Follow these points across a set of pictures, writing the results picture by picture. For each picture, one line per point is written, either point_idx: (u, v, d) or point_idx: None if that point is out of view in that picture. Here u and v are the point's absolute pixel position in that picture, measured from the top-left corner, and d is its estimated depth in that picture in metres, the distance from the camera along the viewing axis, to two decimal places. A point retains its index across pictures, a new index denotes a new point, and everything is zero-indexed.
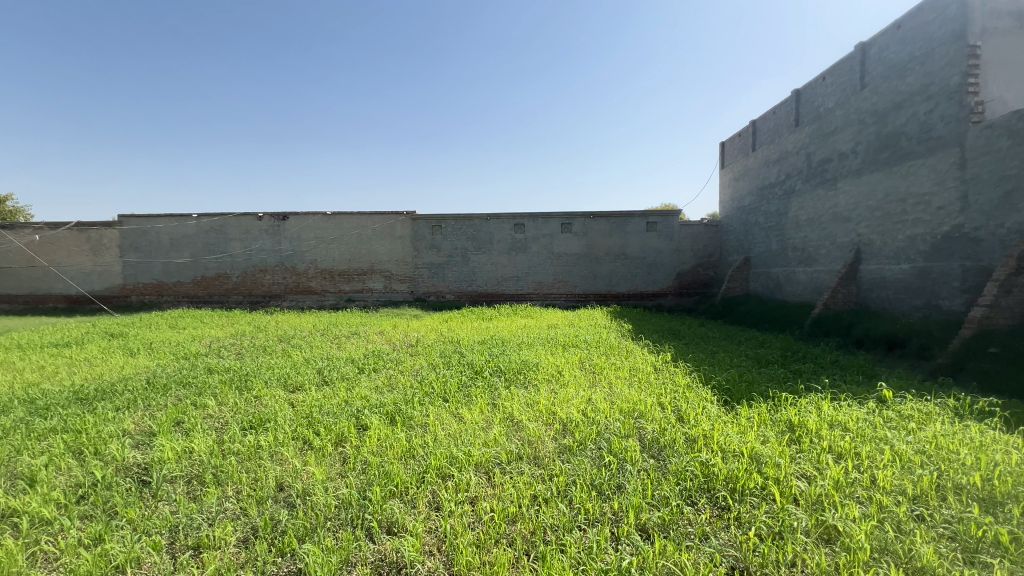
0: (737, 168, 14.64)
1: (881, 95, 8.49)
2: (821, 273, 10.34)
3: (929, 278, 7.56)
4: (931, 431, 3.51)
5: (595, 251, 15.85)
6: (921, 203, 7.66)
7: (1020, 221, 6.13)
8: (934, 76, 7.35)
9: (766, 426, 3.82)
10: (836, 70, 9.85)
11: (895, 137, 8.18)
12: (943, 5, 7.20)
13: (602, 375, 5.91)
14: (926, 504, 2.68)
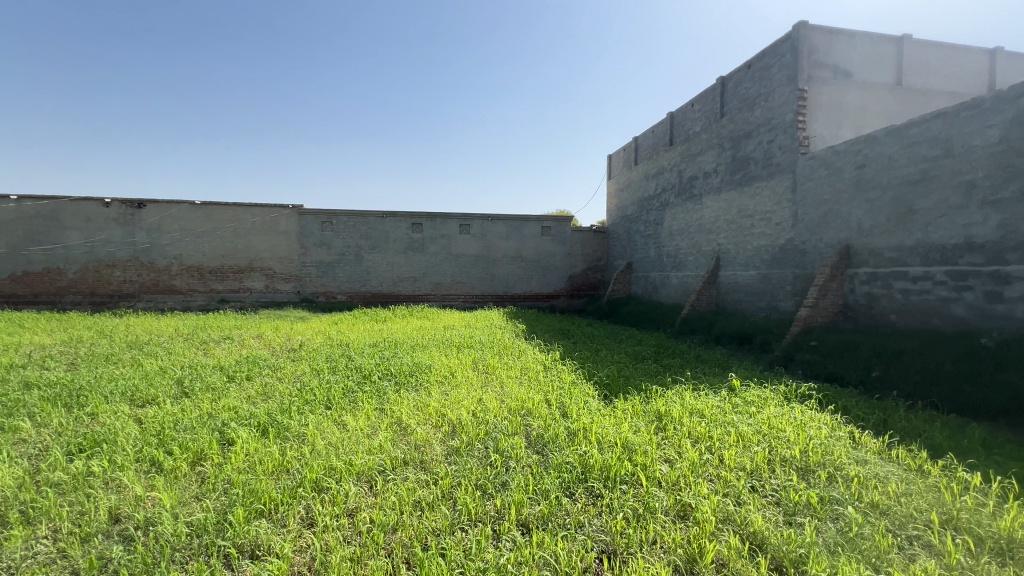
0: (622, 180, 15.86)
1: (736, 123, 9.80)
2: (689, 278, 11.61)
3: (770, 283, 8.88)
4: (767, 413, 4.12)
5: (492, 253, 16.08)
6: (765, 219, 8.99)
7: (834, 236, 7.48)
8: (774, 112, 8.67)
9: (638, 417, 4.18)
10: (702, 98, 11.15)
11: (745, 161, 9.49)
12: (781, 52, 8.52)
13: (494, 375, 5.99)
14: (760, 476, 3.13)
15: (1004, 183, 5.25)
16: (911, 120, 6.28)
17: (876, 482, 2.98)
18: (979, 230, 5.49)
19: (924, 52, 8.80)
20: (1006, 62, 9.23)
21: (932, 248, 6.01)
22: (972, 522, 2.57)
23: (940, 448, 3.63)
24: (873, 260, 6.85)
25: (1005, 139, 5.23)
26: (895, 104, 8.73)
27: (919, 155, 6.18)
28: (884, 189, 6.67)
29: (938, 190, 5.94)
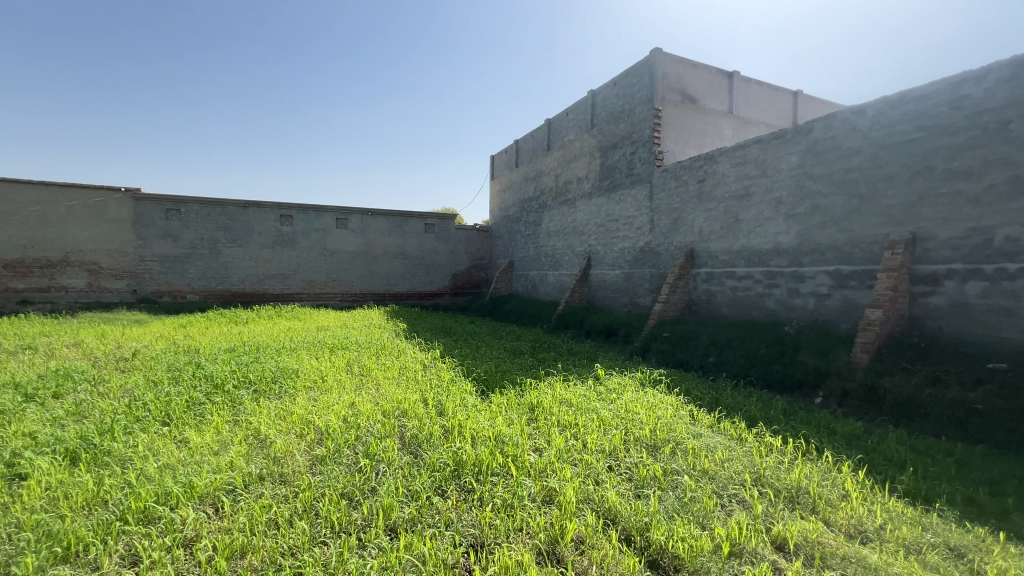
0: (504, 180, 16.28)
1: (604, 135, 10.67)
2: (564, 276, 12.35)
3: (632, 281, 9.85)
4: (625, 399, 4.55)
5: (372, 249, 15.36)
6: (628, 223, 9.94)
7: (682, 240, 8.56)
8: (636, 127, 9.62)
9: (512, 409, 4.33)
10: (576, 109, 11.93)
11: (612, 170, 10.39)
12: (641, 74, 9.49)
13: (369, 377, 5.72)
14: (617, 456, 3.45)
15: (801, 201, 6.50)
16: (738, 144, 7.43)
17: (707, 452, 3.47)
18: (784, 238, 6.71)
19: (749, 87, 10.47)
20: (805, 103, 11.40)
21: (752, 253, 7.20)
22: (772, 476, 3.14)
23: (754, 418, 4.37)
24: (710, 262, 7.98)
25: (802, 165, 6.47)
26: (729, 129, 10.25)
27: (743, 174, 7.34)
28: (718, 201, 7.80)
29: (757, 204, 7.13)
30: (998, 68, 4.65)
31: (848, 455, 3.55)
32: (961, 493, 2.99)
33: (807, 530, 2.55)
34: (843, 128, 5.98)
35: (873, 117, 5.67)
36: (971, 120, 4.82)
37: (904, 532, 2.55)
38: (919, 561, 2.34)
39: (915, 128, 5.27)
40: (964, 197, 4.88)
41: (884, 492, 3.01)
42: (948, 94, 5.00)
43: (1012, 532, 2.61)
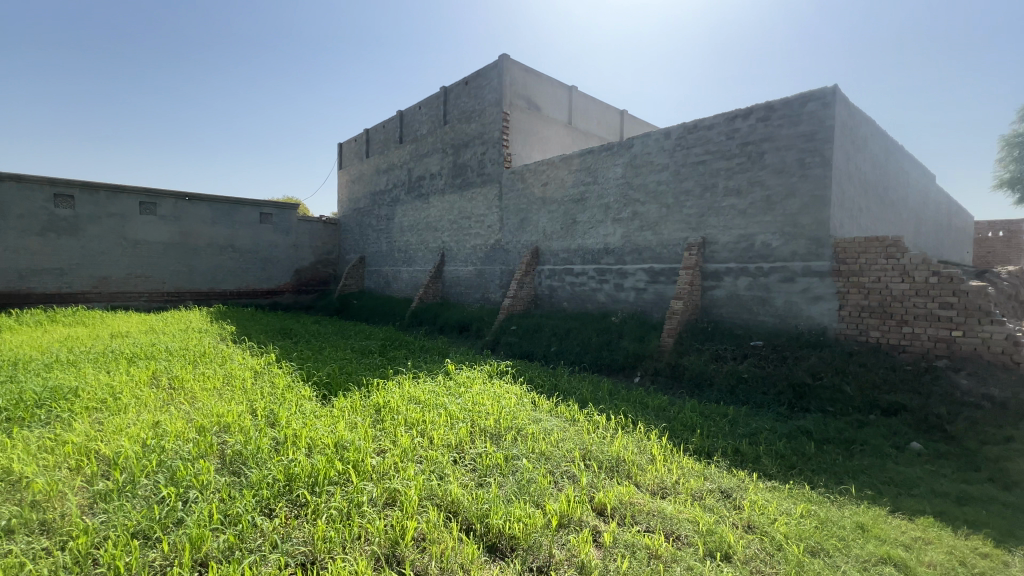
0: (353, 171, 15.35)
1: (456, 132, 10.77)
2: (418, 273, 12.17)
3: (483, 278, 10.15)
4: (473, 391, 4.67)
5: (191, 240, 13.10)
6: (479, 221, 10.21)
7: (528, 239, 9.10)
8: (486, 128, 9.91)
9: (356, 413, 4.10)
10: (428, 103, 11.81)
11: (464, 168, 10.55)
12: (491, 77, 9.80)
13: (182, 390, 4.86)
14: (462, 449, 3.51)
15: (624, 207, 7.43)
16: (574, 153, 8.16)
17: (545, 435, 3.76)
18: (612, 239, 7.61)
19: (585, 103, 11.60)
20: (629, 121, 13.08)
21: (587, 251, 8.01)
22: (597, 450, 3.54)
23: (585, 400, 4.88)
24: (553, 260, 8.65)
25: (625, 175, 7.40)
26: (569, 139, 11.22)
27: (579, 180, 8.11)
28: (559, 204, 8.48)
29: (590, 208, 7.94)
30: (756, 109, 5.93)
31: (656, 425, 4.19)
32: (731, 445, 3.76)
33: (622, 494, 2.93)
34: (655, 146, 7.00)
35: (676, 139, 6.74)
36: (741, 148, 6.07)
37: (692, 483, 3.11)
38: (700, 505, 2.87)
39: (705, 151, 6.44)
40: (736, 209, 6.13)
41: (680, 452, 3.63)
42: (726, 127, 6.21)
43: (762, 471, 3.37)
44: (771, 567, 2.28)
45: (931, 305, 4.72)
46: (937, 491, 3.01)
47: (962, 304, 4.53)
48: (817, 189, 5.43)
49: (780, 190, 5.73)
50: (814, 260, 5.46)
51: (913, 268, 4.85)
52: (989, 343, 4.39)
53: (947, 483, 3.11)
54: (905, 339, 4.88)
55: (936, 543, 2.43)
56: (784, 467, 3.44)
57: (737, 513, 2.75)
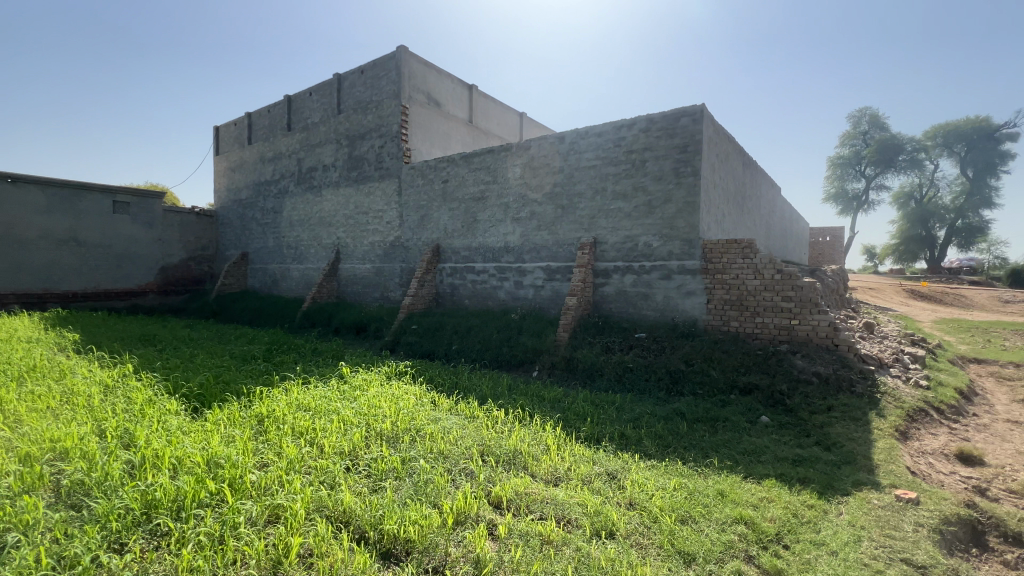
0: (232, 158, 13.83)
1: (351, 122, 10.23)
2: (310, 271, 11.36)
3: (382, 276, 9.78)
4: (368, 394, 4.48)
5: (16, 231, 10.79)
6: (377, 217, 9.82)
7: (429, 236, 8.96)
8: (383, 120, 9.56)
9: (233, 425, 3.71)
10: (320, 89, 11.05)
11: (360, 161, 10.07)
12: (388, 68, 9.46)
13: (1, 412, 4.01)
14: (356, 455, 3.36)
15: (523, 207, 7.65)
16: (474, 151, 8.20)
17: (443, 434, 3.74)
18: (511, 238, 7.79)
19: (486, 102, 11.71)
20: (528, 124, 13.46)
21: (487, 250, 8.10)
22: (495, 445, 3.60)
23: (485, 397, 4.94)
24: (454, 258, 8.61)
25: (523, 176, 7.62)
26: (470, 137, 11.25)
27: (479, 178, 8.16)
28: (459, 202, 8.45)
29: (490, 207, 8.05)
30: (639, 121, 6.45)
31: (551, 416, 4.38)
32: (618, 430, 4.06)
33: (518, 486, 3.02)
34: (551, 150, 7.29)
35: (570, 143, 7.09)
36: (626, 156, 6.57)
37: (582, 469, 3.30)
38: (589, 488, 3.07)
39: (595, 157, 6.86)
40: (623, 212, 6.62)
41: (573, 441, 3.84)
42: (613, 135, 6.68)
43: (643, 452, 3.70)
44: (648, 539, 2.50)
45: (777, 298, 5.56)
46: (778, 456, 3.54)
47: (798, 298, 5.41)
48: (689, 196, 6.07)
49: (660, 196, 6.31)
50: (687, 259, 6.11)
51: (763, 266, 5.65)
52: (818, 330, 5.32)
53: (786, 449, 3.68)
54: (757, 328, 5.70)
55: (777, 500, 2.86)
56: (662, 447, 3.81)
57: (621, 492, 2.98)
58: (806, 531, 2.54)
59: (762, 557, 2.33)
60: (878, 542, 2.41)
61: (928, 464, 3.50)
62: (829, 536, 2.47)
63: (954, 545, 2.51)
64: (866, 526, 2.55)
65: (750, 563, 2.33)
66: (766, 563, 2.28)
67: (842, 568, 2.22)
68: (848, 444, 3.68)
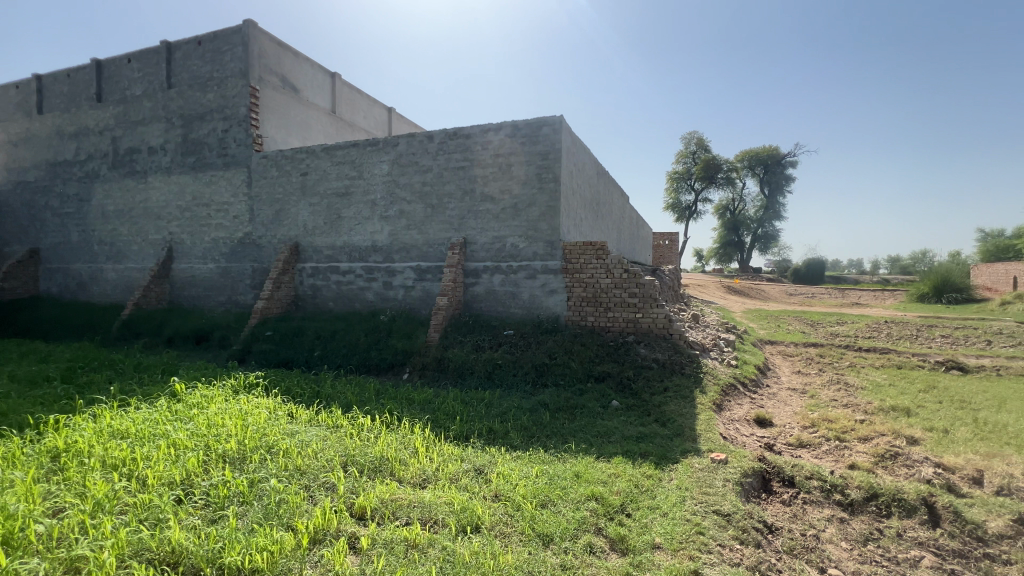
0: (13, 130, 10.95)
1: (186, 100, 8.84)
2: (133, 271, 9.54)
3: (229, 277, 8.65)
4: (208, 413, 3.92)
5: None
6: (221, 210, 8.64)
7: (286, 233, 8.16)
8: (227, 101, 8.44)
9: (13, 467, 2.94)
10: (142, 57, 9.33)
11: (198, 145, 8.76)
12: (232, 42, 8.37)
13: None
14: (190, 484, 2.91)
15: (391, 205, 7.41)
16: (337, 143, 7.69)
17: (301, 448, 3.44)
18: (379, 236, 7.49)
19: (351, 93, 11.05)
20: (397, 120, 13.08)
21: (353, 249, 7.67)
22: (360, 454, 3.44)
23: (350, 404, 4.68)
24: (315, 257, 7.98)
25: (391, 173, 7.37)
26: (334, 129, 10.50)
27: (343, 173, 7.68)
28: (321, 197, 7.86)
29: (355, 203, 7.63)
30: (505, 126, 6.70)
31: (420, 418, 4.32)
32: (485, 426, 4.17)
33: (383, 494, 2.91)
34: (419, 148, 7.18)
35: (439, 143, 7.06)
36: (493, 159, 6.77)
37: (450, 468, 3.31)
38: (456, 486, 3.10)
39: (464, 158, 6.93)
40: (491, 214, 6.82)
41: (442, 440, 3.84)
42: (481, 138, 6.83)
43: (510, 444, 3.86)
44: (511, 527, 2.61)
45: (624, 295, 6.25)
46: (625, 435, 3.98)
47: (642, 294, 6.17)
48: (551, 200, 6.49)
49: (525, 199, 6.63)
50: (550, 260, 6.53)
51: (613, 266, 6.29)
52: (656, 321, 6.11)
53: (632, 428, 4.16)
54: (609, 322, 6.33)
55: (623, 474, 3.22)
56: (527, 437, 4.01)
57: (487, 486, 3.07)
58: (645, 499, 2.90)
59: (608, 528, 2.59)
60: (697, 499, 2.85)
61: (735, 429, 4.27)
62: (661, 500, 2.86)
63: (750, 493, 3.08)
64: (689, 487, 3.01)
65: (599, 535, 2.57)
66: (612, 532, 2.54)
67: (670, 526, 2.58)
68: (678, 418, 4.29)
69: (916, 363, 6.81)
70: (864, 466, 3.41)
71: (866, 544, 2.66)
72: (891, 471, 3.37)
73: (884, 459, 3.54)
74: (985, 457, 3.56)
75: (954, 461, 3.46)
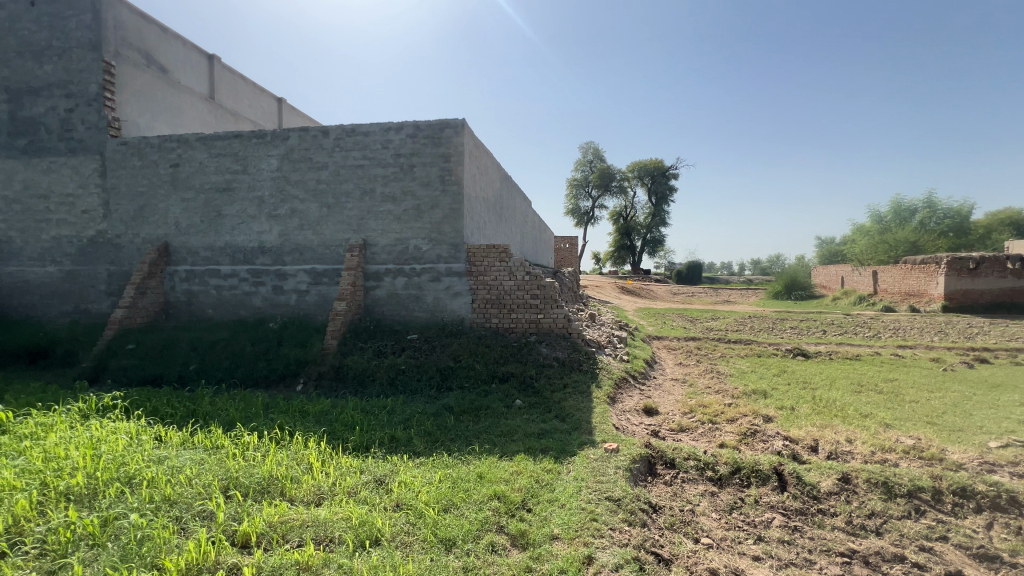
0: None
1: (14, 70, 7.37)
2: None
3: (76, 282, 7.37)
4: (45, 444, 3.30)
5: None
6: (65, 203, 7.34)
7: (152, 232, 7.17)
8: (72, 75, 7.19)
9: None
10: None
11: (32, 125, 7.35)
12: (78, 7, 7.14)
13: None
14: (19, 532, 2.42)
15: (280, 203, 6.86)
16: (216, 133, 6.93)
17: (170, 475, 3.04)
18: (268, 237, 6.90)
19: (232, 79, 10.01)
20: (288, 111, 12.13)
21: (236, 250, 6.97)
22: (244, 475, 3.13)
23: (233, 421, 4.24)
24: (190, 259, 7.11)
25: (280, 169, 6.82)
26: (212, 116, 9.43)
27: (224, 166, 6.94)
28: (196, 192, 7.02)
29: (238, 200, 6.94)
30: (406, 125, 6.55)
31: (315, 431, 4.06)
32: (387, 434, 4.03)
33: (270, 517, 2.68)
34: (312, 143, 6.74)
35: (335, 139, 6.69)
36: (394, 159, 6.58)
37: (348, 482, 3.15)
38: (355, 500, 2.95)
39: (363, 156, 6.65)
40: (392, 215, 6.63)
41: (339, 453, 3.64)
42: (381, 136, 6.60)
43: (413, 450, 3.78)
44: (413, 536, 2.56)
45: (527, 297, 6.44)
46: (527, 432, 4.11)
47: (543, 295, 6.43)
48: (454, 203, 6.49)
49: (427, 201, 6.54)
50: (453, 262, 6.51)
51: (515, 269, 6.46)
52: (557, 321, 6.40)
53: (533, 425, 4.30)
54: (512, 323, 6.49)
55: (524, 471, 3.31)
56: (430, 443, 3.96)
57: (388, 497, 2.97)
58: (544, 492, 3.01)
59: (510, 525, 2.65)
60: (592, 487, 3.04)
61: (626, 419, 4.62)
62: (560, 492, 3.00)
63: (638, 477, 3.36)
64: (585, 477, 3.20)
65: (501, 533, 2.62)
66: (513, 529, 2.61)
67: (568, 516, 2.72)
68: (576, 413, 4.54)
69: (771, 352, 7.92)
70: (731, 444, 3.89)
71: (731, 512, 3.04)
72: (751, 446, 3.88)
73: (746, 436, 4.07)
74: (819, 428, 4.25)
75: (798, 434, 4.07)
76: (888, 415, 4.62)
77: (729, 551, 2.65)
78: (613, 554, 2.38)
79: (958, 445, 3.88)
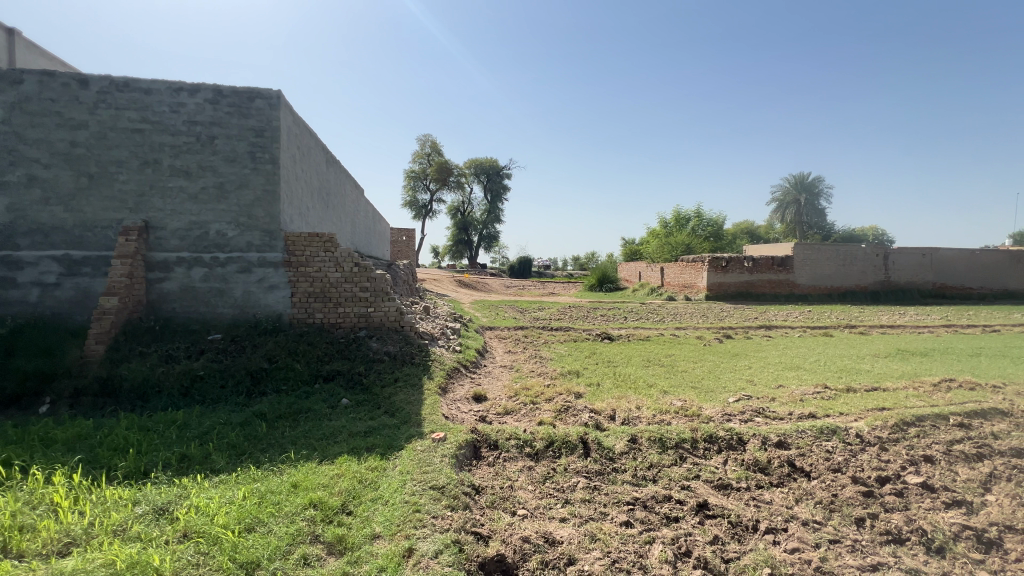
0: None
1: None
2: None
3: None
4: None
5: None
6: None
7: None
8: None
9: None
10: None
11: None
12: None
13: None
14: None
15: (9, 167, 5.17)
16: None
17: None
18: None
19: None
20: (27, 47, 9.12)
21: None
22: None
23: None
24: None
25: (8, 122, 5.13)
26: None
27: None
28: None
29: None
30: (203, 88, 5.54)
31: (64, 463, 3.17)
32: (174, 454, 3.36)
33: None
34: (63, 93, 5.22)
35: (99, 92, 5.30)
36: (187, 126, 5.52)
37: (114, 519, 2.53)
38: (123, 540, 2.38)
39: (142, 118, 5.41)
40: (185, 193, 5.56)
41: (101, 486, 2.90)
42: (169, 97, 5.46)
43: (209, 469, 3.23)
44: (203, 567, 2.19)
45: (355, 289, 6.07)
46: (351, 432, 3.88)
47: (372, 288, 6.13)
48: (267, 184, 5.74)
49: (233, 180, 5.66)
50: (267, 252, 5.78)
51: (342, 259, 6.03)
52: (388, 315, 6.20)
53: (359, 423, 4.08)
54: (339, 319, 6.05)
55: (346, 473, 3.12)
56: (233, 457, 3.44)
57: (171, 528, 2.47)
58: (367, 492, 2.88)
59: (326, 532, 2.47)
60: (417, 479, 3.01)
61: (457, 408, 4.73)
62: (383, 489, 2.91)
63: (464, 462, 3.47)
64: (411, 470, 3.16)
65: (316, 542, 2.42)
66: (330, 536, 2.43)
67: (391, 512, 2.65)
68: (406, 406, 4.46)
69: (585, 337, 8.99)
70: (548, 421, 4.28)
71: (545, 482, 3.35)
72: (564, 420, 4.35)
73: (560, 413, 4.54)
74: (617, 399, 4.98)
75: (601, 406, 4.71)
76: (666, 384, 5.65)
77: (541, 517, 2.92)
78: (433, 542, 2.41)
79: (710, 403, 4.96)
